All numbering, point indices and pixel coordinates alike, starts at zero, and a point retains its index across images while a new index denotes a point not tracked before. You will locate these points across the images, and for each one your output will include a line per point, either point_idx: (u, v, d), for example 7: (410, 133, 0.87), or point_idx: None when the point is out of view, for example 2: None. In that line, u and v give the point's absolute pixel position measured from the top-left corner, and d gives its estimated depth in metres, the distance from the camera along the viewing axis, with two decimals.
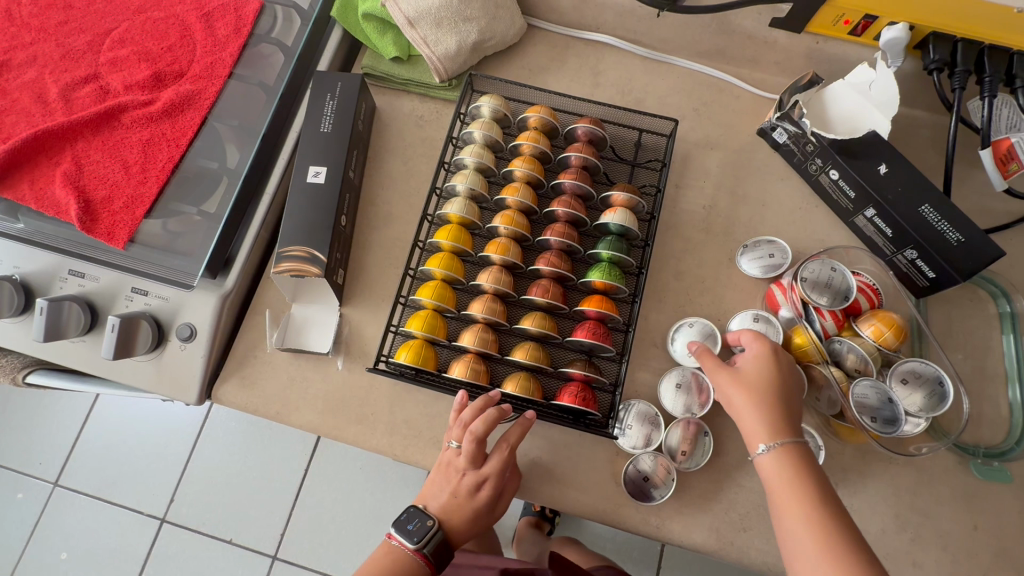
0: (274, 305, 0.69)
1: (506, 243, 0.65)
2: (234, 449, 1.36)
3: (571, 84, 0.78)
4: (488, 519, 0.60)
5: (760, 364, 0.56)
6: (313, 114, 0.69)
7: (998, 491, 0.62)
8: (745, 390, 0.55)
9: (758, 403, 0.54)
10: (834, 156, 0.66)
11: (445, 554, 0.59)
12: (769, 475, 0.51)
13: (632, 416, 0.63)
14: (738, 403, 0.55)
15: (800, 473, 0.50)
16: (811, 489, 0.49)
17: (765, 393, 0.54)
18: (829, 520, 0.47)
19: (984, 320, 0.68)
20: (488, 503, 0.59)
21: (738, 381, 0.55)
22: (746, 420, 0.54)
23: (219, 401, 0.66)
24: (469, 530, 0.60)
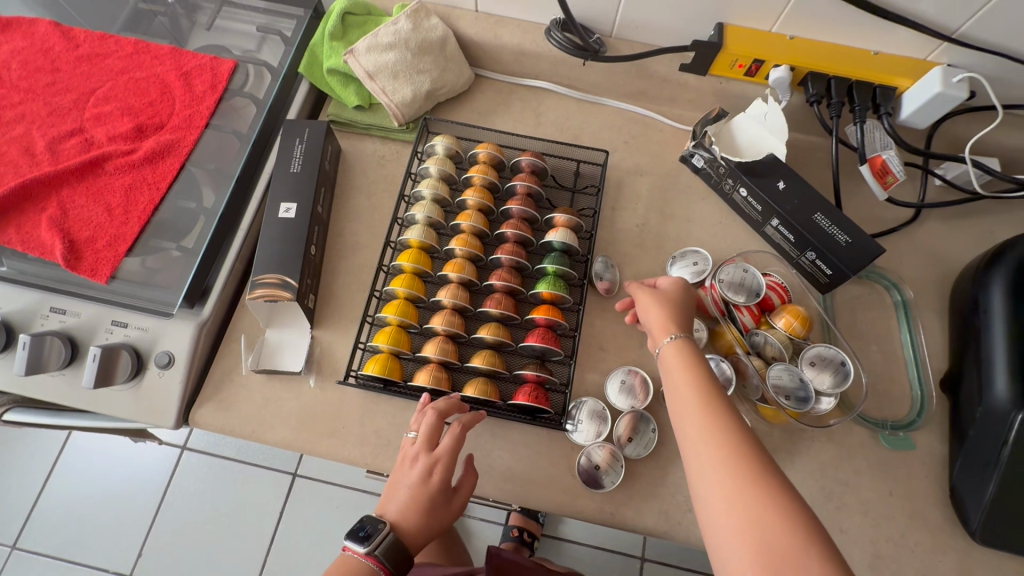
0: (249, 330, 0.74)
1: (461, 263, 0.73)
2: (205, 496, 1.35)
3: (516, 124, 0.88)
4: (442, 516, 0.61)
5: (677, 290, 0.65)
6: (284, 157, 0.77)
7: (906, 459, 0.70)
8: (657, 299, 0.63)
9: (666, 310, 0.62)
10: (741, 176, 0.77)
11: (397, 559, 0.57)
12: (667, 361, 0.57)
13: (584, 411, 0.70)
14: (650, 310, 0.63)
15: (695, 358, 0.56)
16: (702, 370, 0.54)
17: (674, 306, 0.63)
18: (715, 393, 0.52)
19: (883, 311, 0.78)
20: (440, 492, 0.60)
21: (655, 295, 0.64)
22: (657, 319, 0.61)
23: (196, 424, 0.70)
24: (422, 529, 0.60)
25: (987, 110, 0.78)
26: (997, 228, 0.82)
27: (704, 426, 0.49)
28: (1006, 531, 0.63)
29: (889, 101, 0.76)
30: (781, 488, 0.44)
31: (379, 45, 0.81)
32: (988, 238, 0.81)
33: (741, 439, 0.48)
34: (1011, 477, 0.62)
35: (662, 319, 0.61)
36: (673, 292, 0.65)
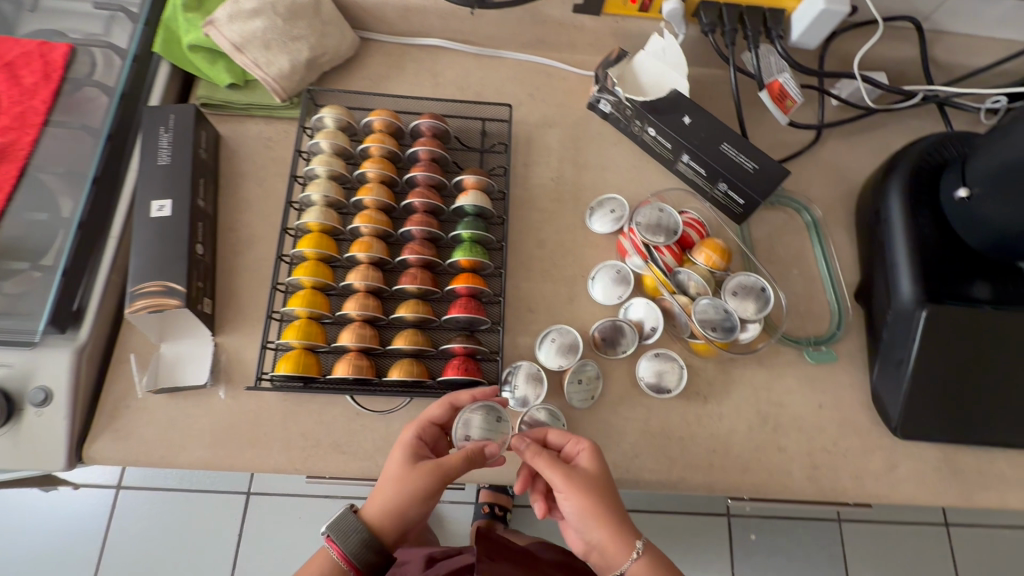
0: (140, 348, 0.66)
1: (369, 241, 0.67)
2: (150, 535, 1.20)
3: (413, 87, 0.82)
4: (403, 482, 0.54)
5: (596, 464, 0.55)
6: (148, 150, 0.68)
7: (830, 371, 0.73)
8: (584, 494, 0.53)
9: (591, 498, 0.53)
10: (647, 116, 0.75)
11: (346, 533, 0.53)
12: (580, 509, 0.53)
13: (461, 424, 0.59)
14: (583, 516, 0.52)
15: (613, 513, 0.53)
16: (608, 502, 0.53)
17: (588, 480, 0.54)
18: (627, 527, 0.52)
19: (797, 233, 0.79)
20: (406, 453, 0.56)
21: (579, 492, 0.53)
22: (604, 541, 0.52)
23: (94, 460, 0.62)
24: (381, 494, 0.54)
25: (870, 24, 0.80)
26: (890, 139, 0.85)
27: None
28: (922, 421, 0.67)
29: (779, 24, 0.76)
30: None
31: (242, 12, 0.72)
32: (884, 150, 0.85)
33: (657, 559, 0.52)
34: (920, 370, 0.66)
35: (601, 530, 0.52)
36: (591, 467, 0.55)
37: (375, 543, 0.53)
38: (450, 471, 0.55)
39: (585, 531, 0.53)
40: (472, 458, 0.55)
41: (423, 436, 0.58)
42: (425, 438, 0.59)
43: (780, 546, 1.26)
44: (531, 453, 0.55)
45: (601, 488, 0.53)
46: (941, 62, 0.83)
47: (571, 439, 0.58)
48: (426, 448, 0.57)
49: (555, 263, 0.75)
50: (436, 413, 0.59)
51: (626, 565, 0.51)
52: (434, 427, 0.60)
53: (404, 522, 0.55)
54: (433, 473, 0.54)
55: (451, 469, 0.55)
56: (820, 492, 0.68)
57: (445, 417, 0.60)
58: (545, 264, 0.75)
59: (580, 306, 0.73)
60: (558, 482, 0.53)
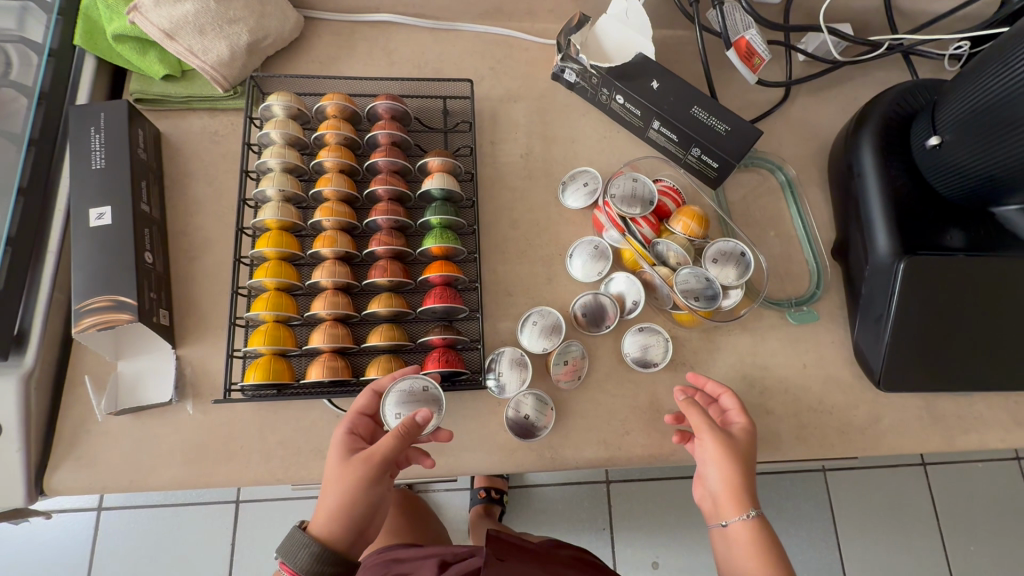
0: (95, 368, 0.61)
1: (332, 235, 0.64)
2: (139, 557, 1.11)
3: (366, 67, 0.77)
4: (340, 481, 0.53)
5: (746, 434, 0.59)
6: (80, 153, 0.62)
7: (812, 330, 0.73)
8: (731, 449, 0.57)
9: (732, 451, 0.57)
10: (614, 83, 0.72)
11: (295, 552, 0.52)
12: (710, 456, 0.57)
13: (388, 407, 0.57)
14: (716, 466, 0.56)
15: (741, 472, 0.56)
16: (745, 469, 0.56)
17: (738, 442, 0.58)
18: (747, 490, 0.56)
19: (772, 194, 0.78)
20: (339, 453, 0.55)
21: (724, 439, 0.57)
22: (721, 492, 0.56)
23: (57, 492, 0.58)
24: (323, 502, 0.53)
25: None
26: (858, 93, 0.84)
27: (752, 543, 0.53)
28: (903, 372, 0.67)
29: None
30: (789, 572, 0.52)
31: None
32: (852, 104, 0.84)
33: (765, 527, 0.54)
34: (900, 322, 0.66)
35: (730, 487, 0.55)
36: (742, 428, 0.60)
37: (327, 554, 0.52)
38: (382, 457, 0.53)
39: (708, 477, 0.57)
40: (400, 437, 0.53)
41: (355, 429, 0.57)
42: (359, 432, 0.57)
43: (770, 501, 1.29)
44: (688, 401, 0.60)
45: (745, 447, 0.58)
46: (903, 10, 0.82)
47: (727, 398, 0.62)
48: (359, 442, 0.56)
49: (530, 243, 0.72)
50: (362, 402, 0.58)
51: (732, 518, 0.54)
52: (367, 419, 0.58)
53: (353, 524, 0.53)
54: (365, 465, 0.53)
55: (380, 454, 0.53)
56: (808, 451, 0.68)
57: (373, 405, 0.58)
58: (521, 245, 0.72)
59: (559, 286, 0.71)
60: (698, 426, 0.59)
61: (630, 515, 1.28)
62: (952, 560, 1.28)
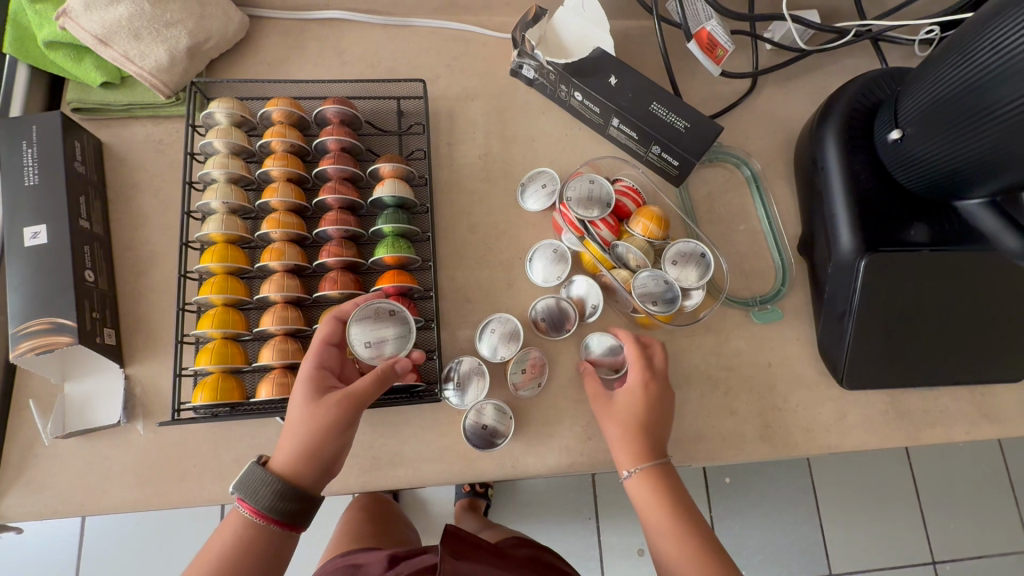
0: (41, 391, 0.60)
1: (280, 247, 0.62)
2: (122, 564, 1.11)
3: (317, 68, 0.75)
4: (312, 417, 0.51)
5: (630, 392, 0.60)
6: (12, 169, 0.60)
7: (777, 328, 0.72)
8: (614, 412, 0.60)
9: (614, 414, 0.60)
10: (571, 80, 0.70)
11: (257, 488, 0.48)
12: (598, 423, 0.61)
13: (358, 333, 0.56)
14: (607, 432, 0.60)
15: (628, 431, 0.59)
16: (636, 428, 0.59)
17: (626, 404, 0.60)
18: (636, 447, 0.58)
19: (738, 189, 0.77)
20: (309, 389, 0.52)
21: (606, 403, 0.61)
22: (616, 453, 0.59)
23: (7, 518, 0.57)
24: (290, 439, 0.50)
25: None
26: (826, 81, 0.82)
27: (651, 499, 0.56)
28: (866, 369, 0.67)
29: None
30: (694, 517, 0.55)
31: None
32: (820, 93, 0.82)
33: (665, 478, 0.56)
34: (863, 320, 0.65)
35: (619, 446, 0.59)
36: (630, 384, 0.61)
37: (294, 491, 0.49)
38: (360, 394, 0.52)
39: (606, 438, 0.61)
40: (381, 376, 0.53)
41: (324, 364, 0.55)
42: (327, 366, 0.55)
43: (752, 485, 1.30)
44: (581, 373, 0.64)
45: (636, 407, 0.60)
46: None
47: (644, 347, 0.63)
48: (328, 377, 0.54)
49: (490, 248, 0.71)
50: (329, 331, 0.57)
51: (625, 474, 0.58)
52: (332, 349, 0.57)
53: (324, 462, 0.51)
54: (341, 404, 0.51)
55: (359, 390, 0.52)
56: (773, 450, 0.68)
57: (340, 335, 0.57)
58: (480, 250, 0.71)
59: (520, 291, 0.69)
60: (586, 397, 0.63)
61: (615, 505, 1.29)
62: (932, 536, 1.30)
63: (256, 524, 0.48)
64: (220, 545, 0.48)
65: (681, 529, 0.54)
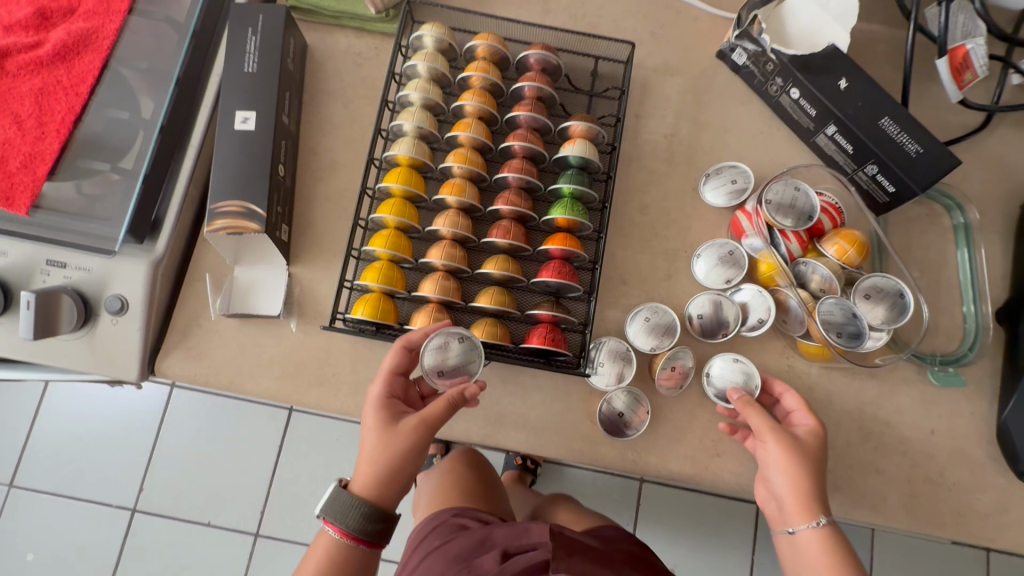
0: (214, 268, 0.63)
1: (461, 184, 0.61)
2: (200, 433, 1.20)
3: (520, 11, 0.72)
4: (386, 446, 0.52)
5: (814, 439, 0.56)
6: (235, 52, 0.61)
7: (953, 396, 0.64)
8: (788, 453, 0.55)
9: (803, 460, 0.54)
10: (794, 74, 0.64)
11: (343, 511, 0.52)
12: (786, 469, 0.54)
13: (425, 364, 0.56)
14: (776, 470, 0.55)
15: (817, 482, 0.54)
16: (809, 474, 0.54)
17: (805, 445, 0.56)
18: (819, 501, 0.54)
19: (940, 233, 0.68)
20: (380, 420, 0.53)
21: (798, 447, 0.55)
22: (784, 494, 0.54)
23: (164, 375, 0.62)
24: (366, 469, 0.52)
25: None
26: None
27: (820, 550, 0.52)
28: None
29: None
30: None
31: None
32: None
33: (839, 541, 0.52)
34: None
35: (795, 492, 0.54)
36: (810, 437, 0.56)
37: (376, 513, 0.52)
38: (432, 421, 0.53)
39: (774, 483, 0.55)
40: (450, 403, 0.53)
41: (391, 391, 0.56)
42: (395, 393, 0.56)
43: None
44: (745, 402, 0.57)
45: (810, 454, 0.55)
46: None
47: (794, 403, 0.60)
48: (397, 405, 0.55)
49: (656, 234, 0.67)
50: (394, 362, 0.56)
51: (802, 528, 0.53)
52: (399, 377, 0.56)
53: (400, 484, 0.53)
54: (418, 433, 0.52)
55: (432, 420, 0.53)
56: (915, 524, 0.62)
57: (407, 364, 0.56)
58: (646, 234, 0.67)
59: (679, 286, 0.66)
60: (768, 435, 0.56)
61: (659, 518, 1.17)
62: None
63: (345, 542, 0.52)
64: (314, 561, 0.52)
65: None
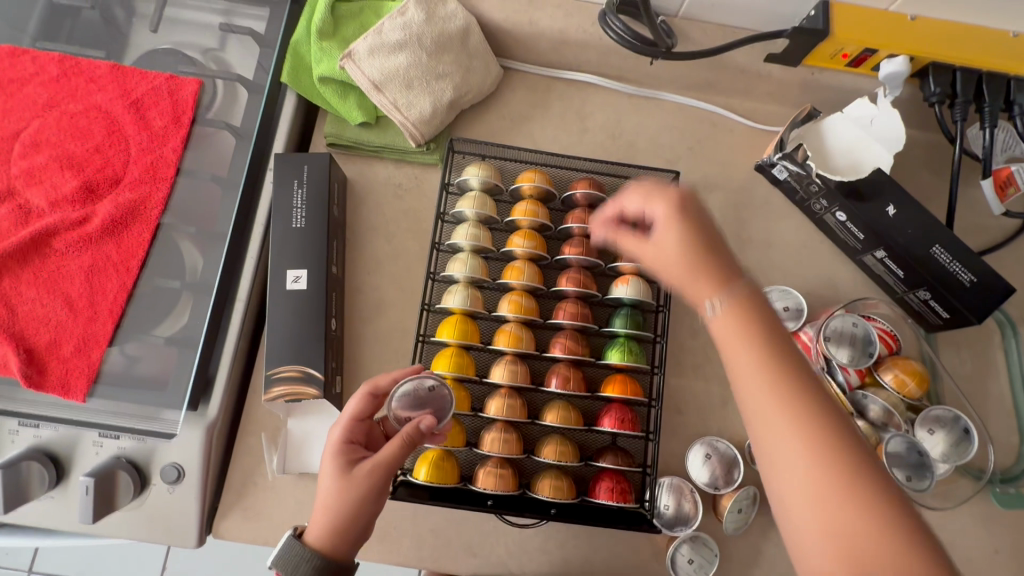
0: (267, 424, 0.62)
1: (516, 331, 0.60)
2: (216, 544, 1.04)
3: (558, 132, 0.72)
4: (342, 493, 0.46)
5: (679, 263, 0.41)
6: (282, 207, 0.60)
7: (1014, 514, 0.64)
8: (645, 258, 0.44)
9: (777, 373, 0.35)
10: (841, 199, 0.64)
11: (293, 564, 0.45)
12: (728, 339, 0.37)
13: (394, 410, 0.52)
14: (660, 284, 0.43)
15: (809, 403, 0.34)
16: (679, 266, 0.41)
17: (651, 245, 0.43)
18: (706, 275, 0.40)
19: (988, 344, 0.69)
20: (336, 463, 0.48)
21: (726, 299, 0.38)
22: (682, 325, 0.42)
23: (222, 537, 0.60)
24: (321, 514, 0.46)
25: None
26: None
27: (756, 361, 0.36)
28: None
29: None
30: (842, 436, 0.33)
31: (384, 44, 0.63)
32: None
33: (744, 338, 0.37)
34: None
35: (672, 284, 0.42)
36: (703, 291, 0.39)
37: (331, 568, 0.45)
38: (392, 462, 0.48)
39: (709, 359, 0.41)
40: (411, 439, 0.48)
41: (351, 435, 0.50)
42: (356, 439, 0.50)
43: None
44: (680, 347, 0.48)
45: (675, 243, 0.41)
46: None
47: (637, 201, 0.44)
48: (358, 449, 0.50)
49: (708, 358, 0.67)
50: (358, 406, 0.51)
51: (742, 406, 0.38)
52: (361, 421, 0.51)
53: (360, 530, 0.47)
54: (377, 476, 0.47)
55: (391, 461, 0.47)
56: None
57: (370, 408, 0.52)
58: (698, 359, 0.67)
59: (734, 413, 0.66)
60: (741, 367, 0.36)
61: None
62: None
63: None
64: None
65: (840, 450, 0.33)
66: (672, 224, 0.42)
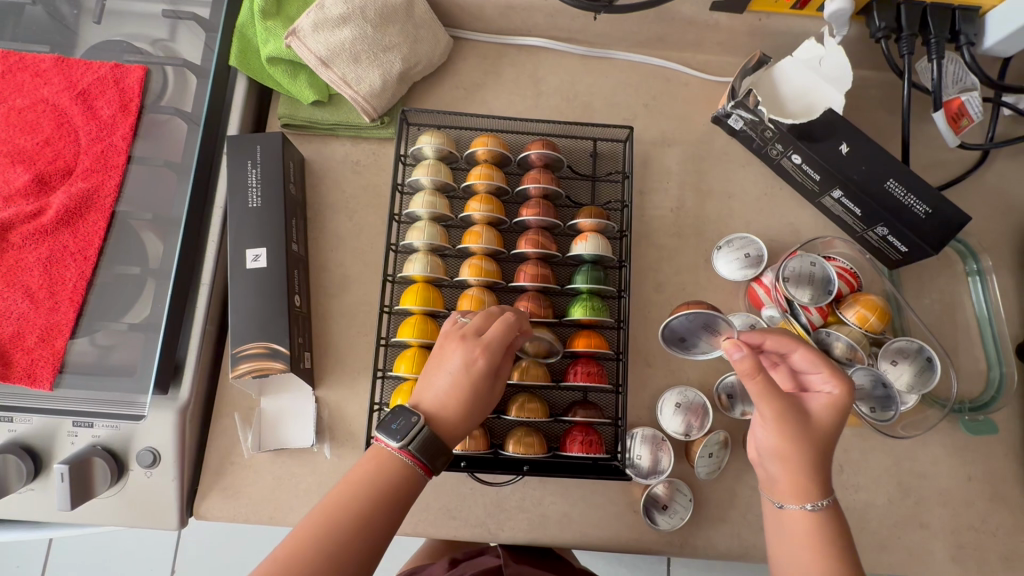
0: (240, 404, 0.63)
1: (478, 294, 0.60)
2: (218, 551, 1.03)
3: (512, 97, 0.72)
4: (485, 400, 0.49)
5: (833, 412, 0.47)
6: (237, 188, 0.61)
7: (984, 440, 0.65)
8: (790, 435, 0.46)
9: (820, 543, 0.45)
10: (794, 142, 0.64)
11: (436, 453, 0.46)
12: (803, 536, 0.46)
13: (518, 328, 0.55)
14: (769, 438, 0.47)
15: (837, 542, 0.45)
16: (810, 471, 0.46)
17: (814, 432, 0.46)
18: (818, 477, 0.46)
19: (952, 277, 0.69)
20: (489, 373, 0.49)
21: (818, 507, 0.46)
22: (769, 443, 0.47)
23: (203, 517, 0.61)
24: (465, 410, 0.48)
25: None
26: None
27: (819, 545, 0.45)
28: None
29: (970, 26, 0.62)
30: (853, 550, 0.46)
31: (328, 19, 0.63)
32: None
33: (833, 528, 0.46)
34: None
35: (789, 466, 0.46)
36: (794, 494, 0.46)
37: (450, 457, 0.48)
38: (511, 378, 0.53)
39: (764, 456, 0.49)
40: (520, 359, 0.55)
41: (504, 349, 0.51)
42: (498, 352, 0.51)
43: None
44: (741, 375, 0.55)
45: (807, 457, 0.46)
46: None
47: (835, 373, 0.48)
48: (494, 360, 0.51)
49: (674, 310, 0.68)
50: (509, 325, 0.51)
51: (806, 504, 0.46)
52: None
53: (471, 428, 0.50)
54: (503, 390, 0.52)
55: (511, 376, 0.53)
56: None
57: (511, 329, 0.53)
58: (664, 311, 0.68)
59: (703, 362, 0.66)
60: (801, 476, 0.46)
61: None
62: None
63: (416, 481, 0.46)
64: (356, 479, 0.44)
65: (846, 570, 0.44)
66: (789, 422, 0.46)
